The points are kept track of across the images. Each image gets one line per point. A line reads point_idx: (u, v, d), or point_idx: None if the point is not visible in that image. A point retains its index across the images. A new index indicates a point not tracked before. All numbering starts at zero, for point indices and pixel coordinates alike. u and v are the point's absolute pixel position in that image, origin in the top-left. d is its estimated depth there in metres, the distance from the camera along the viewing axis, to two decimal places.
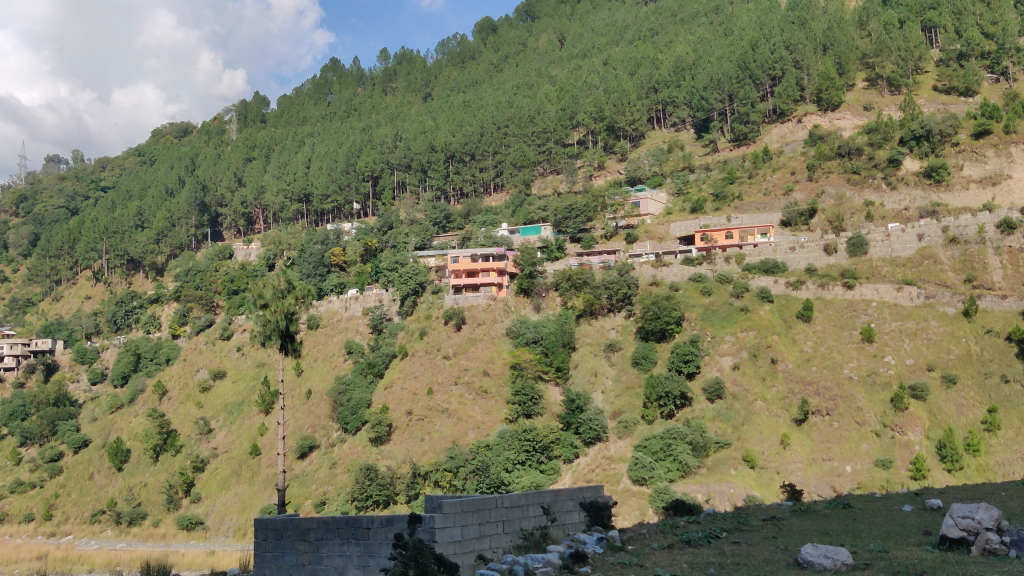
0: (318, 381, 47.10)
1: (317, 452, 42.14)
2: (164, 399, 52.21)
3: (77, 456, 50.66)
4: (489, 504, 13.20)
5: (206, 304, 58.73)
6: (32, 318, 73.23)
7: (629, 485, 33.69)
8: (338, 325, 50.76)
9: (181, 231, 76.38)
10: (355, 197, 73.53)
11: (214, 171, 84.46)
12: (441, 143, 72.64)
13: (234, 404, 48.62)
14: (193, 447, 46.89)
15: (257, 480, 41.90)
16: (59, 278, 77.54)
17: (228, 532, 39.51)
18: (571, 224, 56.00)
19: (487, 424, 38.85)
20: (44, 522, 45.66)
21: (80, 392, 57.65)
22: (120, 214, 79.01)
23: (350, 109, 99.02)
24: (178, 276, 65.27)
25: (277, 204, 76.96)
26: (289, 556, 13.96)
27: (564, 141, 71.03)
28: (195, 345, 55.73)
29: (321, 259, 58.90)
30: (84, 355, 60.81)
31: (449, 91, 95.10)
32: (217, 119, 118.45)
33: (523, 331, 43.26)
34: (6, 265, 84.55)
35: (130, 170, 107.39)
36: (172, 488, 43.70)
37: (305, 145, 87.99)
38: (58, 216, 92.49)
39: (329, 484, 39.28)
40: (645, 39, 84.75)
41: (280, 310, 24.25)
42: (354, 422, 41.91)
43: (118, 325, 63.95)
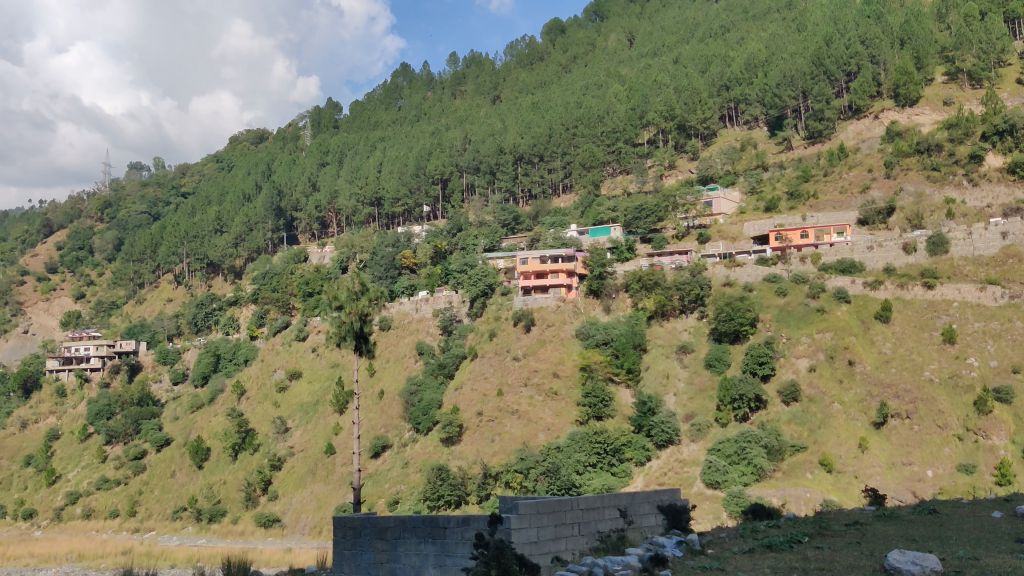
0: (390, 382, 47.63)
1: (390, 452, 42.66)
2: (242, 399, 53.42)
3: (159, 454, 52.17)
4: (565, 506, 13.17)
5: (282, 306, 59.95)
6: (116, 320, 75.74)
7: (703, 488, 33.29)
8: (409, 326, 51.26)
9: (258, 234, 77.83)
10: (424, 199, 74.22)
11: (289, 177, 86.22)
12: (510, 145, 72.84)
13: (309, 403, 49.38)
14: (269, 445, 47.81)
15: (332, 478, 42.50)
16: (142, 281, 80.10)
17: (304, 529, 40.18)
18: (642, 224, 55.47)
19: (557, 426, 38.74)
20: (129, 518, 47.20)
21: (163, 392, 59.39)
22: (200, 219, 81.14)
23: (420, 114, 99.95)
24: (256, 279, 66.67)
25: (349, 208, 77.89)
26: (368, 554, 14.16)
27: (633, 140, 70.49)
28: (271, 347, 56.88)
29: (392, 261, 59.55)
30: (167, 355, 62.61)
31: (518, 93, 95.22)
32: (292, 125, 120.75)
33: (592, 332, 43.04)
34: (92, 269, 87.50)
35: (209, 176, 110.20)
36: (250, 486, 44.67)
37: (376, 149, 89.10)
38: (141, 221, 95.45)
39: (402, 484, 39.69)
40: (717, 37, 83.66)
41: (354, 311, 24.63)
42: (425, 423, 42.33)
43: (198, 327, 65.67)
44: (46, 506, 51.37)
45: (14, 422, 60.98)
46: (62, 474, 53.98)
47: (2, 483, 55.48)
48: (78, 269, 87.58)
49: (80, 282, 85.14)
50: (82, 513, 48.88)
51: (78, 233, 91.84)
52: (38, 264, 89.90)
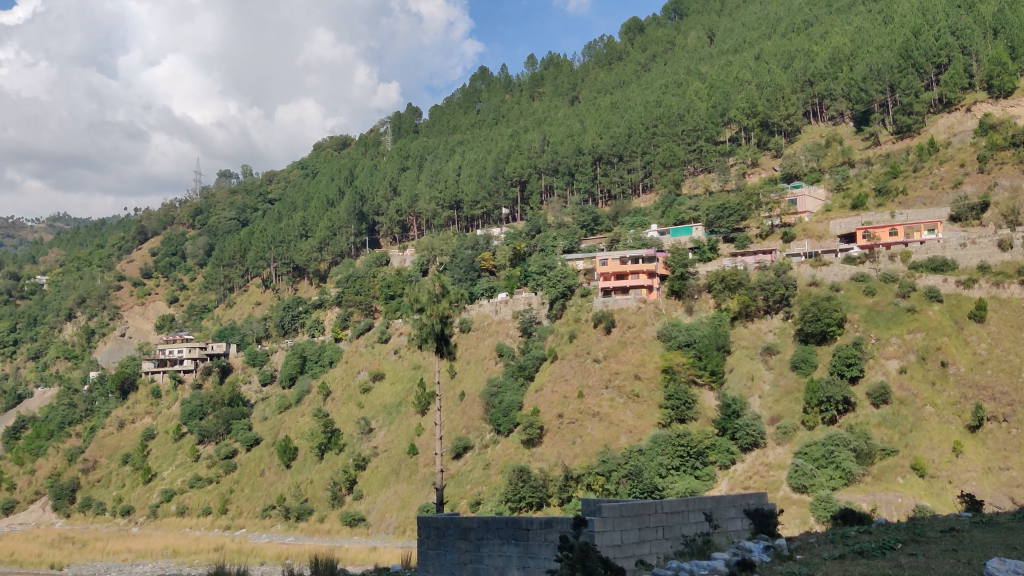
0: (471, 383, 47.97)
1: (472, 452, 42.99)
2: (328, 399, 54.43)
3: (249, 453, 53.55)
4: (648, 509, 13.03)
5: (365, 308, 61.02)
6: (208, 323, 78.17)
7: (789, 492, 32.61)
8: (489, 328, 51.54)
9: (341, 239, 79.26)
10: (503, 202, 74.61)
11: (371, 182, 87.59)
12: (589, 145, 72.63)
13: (393, 404, 50.04)
14: (354, 445, 48.57)
15: (415, 479, 42.95)
16: (232, 285, 82.38)
17: (389, 528, 40.72)
18: (724, 224, 54.71)
19: (639, 429, 38.46)
20: (221, 516, 48.58)
21: (252, 393, 60.99)
22: (286, 225, 83.07)
23: (499, 117, 100.36)
24: (340, 282, 67.86)
25: (429, 212, 78.55)
26: (452, 554, 14.26)
27: (715, 138, 69.46)
28: (355, 349, 57.83)
29: (472, 264, 59.93)
30: (255, 357, 64.26)
31: (596, 93, 94.82)
32: (373, 131, 122.67)
33: (674, 333, 42.58)
34: (185, 273, 90.37)
35: (294, 183, 112.66)
36: (336, 485, 45.50)
37: (455, 153, 89.83)
38: (230, 227, 98.16)
39: (483, 484, 39.97)
40: (800, 31, 81.95)
41: (435, 313, 24.89)
42: (506, 424, 42.50)
43: (285, 329, 67.25)
44: (143, 503, 53.36)
45: (112, 421, 63.40)
46: (157, 472, 55.92)
47: (102, 480, 57.75)
48: (172, 274, 90.58)
49: (173, 286, 88.07)
50: (177, 510, 50.69)
51: (171, 240, 94.89)
52: (134, 270, 93.35)
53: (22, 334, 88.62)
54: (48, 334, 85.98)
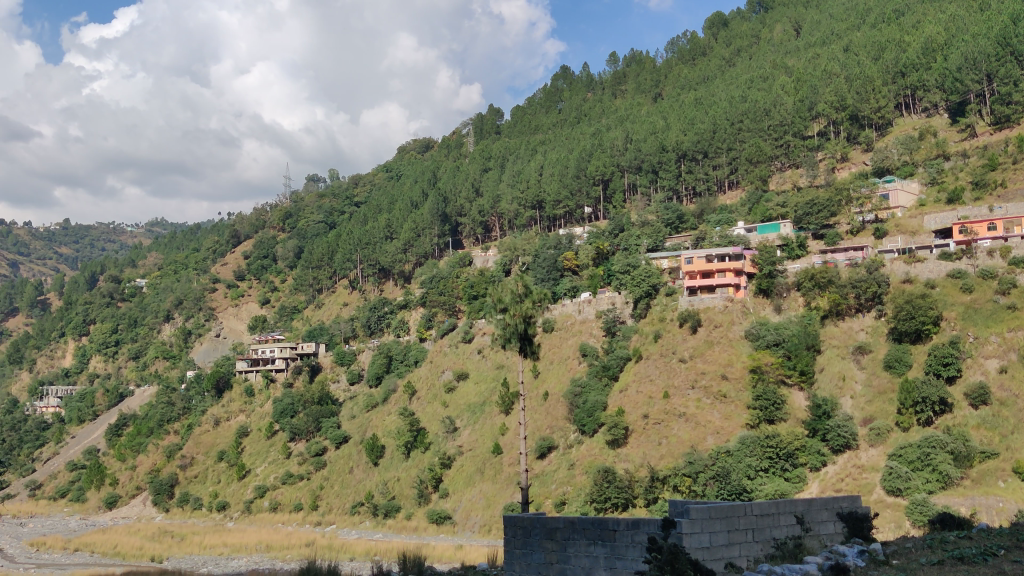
0: (554, 383, 47.99)
1: (556, 452, 43.04)
2: (413, 399, 55.10)
3: (338, 451, 54.62)
4: (737, 511, 12.84)
5: (449, 308, 61.63)
6: (298, 324, 80.01)
7: (884, 496, 31.79)
8: (573, 328, 51.45)
9: (425, 240, 80.08)
10: (586, 201, 74.41)
11: (454, 183, 88.34)
12: (672, 143, 72.02)
13: (477, 404, 50.33)
14: (440, 444, 49.03)
15: (500, 478, 43.14)
16: (320, 287, 84.15)
17: (475, 527, 41.00)
18: (814, 220, 53.50)
19: (727, 430, 37.93)
20: (312, 512, 49.80)
21: (340, 392, 62.15)
22: (371, 227, 84.41)
23: (581, 115, 100.06)
24: (424, 283, 68.66)
25: (511, 212, 78.95)
26: (538, 553, 14.31)
27: (802, 133, 67.92)
28: (440, 349, 58.41)
29: (554, 264, 59.99)
30: (343, 357, 65.49)
31: (679, 90, 93.70)
32: (456, 133, 123.73)
33: (763, 333, 41.71)
34: (276, 275, 92.65)
35: (379, 185, 114.43)
36: (422, 484, 46.10)
37: (537, 153, 89.86)
38: (318, 230, 100.15)
39: (568, 484, 40.02)
40: (890, 21, 79.53)
41: (518, 313, 24.95)
42: (590, 424, 42.38)
43: (372, 329, 68.35)
44: (237, 499, 55.03)
45: (207, 419, 65.43)
46: (251, 468, 57.55)
47: (199, 476, 59.72)
48: (263, 277, 92.97)
49: (265, 288, 90.34)
50: (270, 506, 52.15)
51: (263, 243, 97.38)
52: (228, 273, 96.19)
53: (123, 335, 92.22)
54: (148, 335, 89.34)
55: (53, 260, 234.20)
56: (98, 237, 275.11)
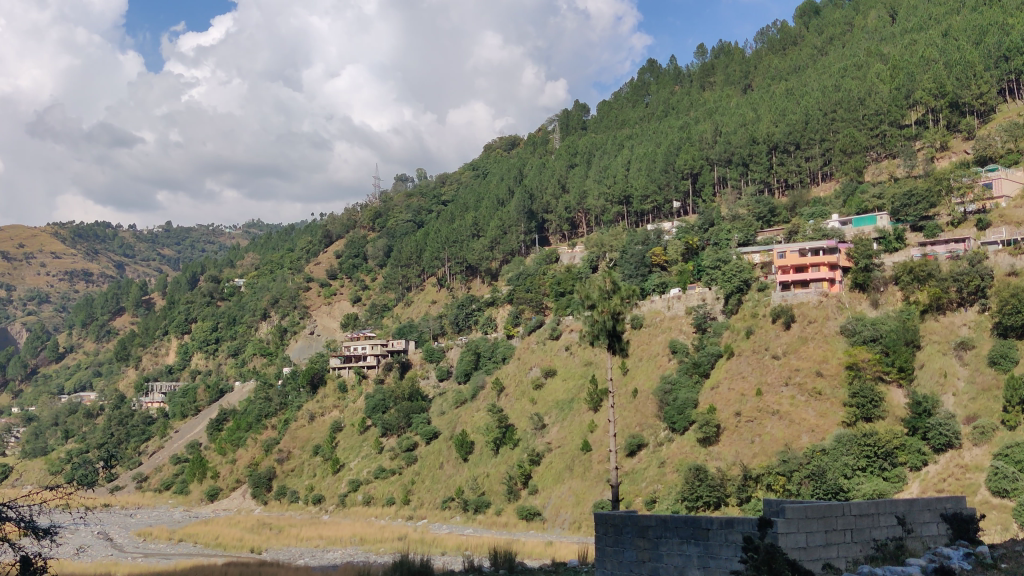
0: (643, 380, 47.65)
1: (646, 450, 42.75)
2: (502, 395, 55.39)
3: (428, 446, 55.34)
4: (836, 511, 12.53)
5: (537, 306, 61.68)
6: (388, 322, 81.43)
7: (989, 497, 30.46)
8: (661, 325, 50.96)
9: (512, 237, 80.42)
10: (674, 195, 73.67)
11: (541, 180, 88.52)
12: (763, 135, 70.63)
13: (565, 400, 50.19)
14: (529, 441, 49.14)
15: (589, 475, 43.00)
16: (409, 285, 85.38)
17: (564, 524, 41.07)
18: (912, 211, 51.88)
19: (822, 428, 37.04)
20: (404, 506, 50.69)
21: (430, 388, 62.96)
22: (459, 226, 85.18)
23: (668, 108, 98.95)
24: (512, 280, 68.95)
25: (598, 208, 78.72)
26: (630, 552, 14.25)
27: (899, 122, 65.79)
28: (528, 345, 58.56)
29: (643, 259, 59.61)
30: (432, 354, 66.10)
31: (770, 81, 91.79)
32: (542, 130, 123.92)
33: (859, 328, 40.37)
34: (367, 274, 94.25)
35: (466, 184, 115.47)
36: (511, 480, 46.41)
37: (624, 147, 89.19)
38: (407, 229, 101.48)
39: (659, 483, 39.77)
40: (993, 4, 76.47)
41: (607, 310, 24.86)
42: (681, 422, 41.99)
43: (460, 326, 68.79)
44: (332, 493, 56.41)
45: (303, 414, 67.09)
46: (345, 463, 58.86)
47: (295, 469, 61.33)
48: (354, 275, 94.68)
49: (356, 286, 92.01)
50: (363, 500, 53.37)
51: (354, 242, 99.17)
52: (321, 272, 98.43)
53: (223, 333, 95.24)
54: (245, 333, 92.08)
55: (157, 262, 243.69)
56: (198, 238, 285.08)
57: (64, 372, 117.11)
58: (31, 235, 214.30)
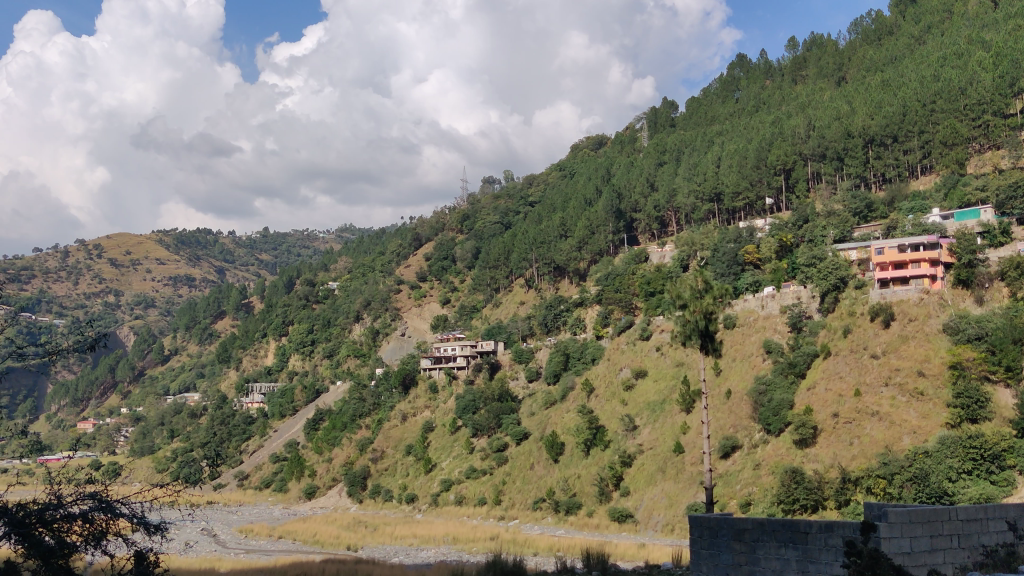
0: (737, 381, 46.84)
1: (740, 452, 42.12)
2: (592, 396, 55.20)
3: (519, 447, 55.56)
4: (941, 516, 12.10)
5: (626, 306, 61.22)
6: (477, 323, 82.20)
7: None
8: (755, 325, 50.01)
9: (600, 237, 79.63)
10: (767, 192, 72.29)
11: (629, 179, 87.86)
12: (858, 127, 68.54)
13: (656, 402, 49.63)
14: (620, 442, 48.81)
15: (682, 477, 42.47)
16: (498, 286, 86.00)
17: (657, 526, 40.73)
18: (1019, 204, 49.75)
19: (924, 429, 35.85)
20: (495, 506, 51.08)
21: (520, 389, 63.18)
22: (547, 226, 85.04)
23: (759, 103, 97.02)
24: (601, 281, 68.70)
25: (688, 206, 78.14)
26: (725, 555, 14.06)
27: (1004, 111, 62.54)
28: (618, 346, 58.16)
29: (735, 258, 58.56)
30: (521, 354, 66.25)
31: (865, 72, 89.19)
32: (629, 128, 123.12)
33: (963, 326, 38.68)
34: (455, 276, 95.19)
35: (553, 184, 115.42)
36: (603, 481, 46.29)
37: (714, 144, 87.67)
38: (495, 230, 101.93)
39: (755, 485, 39.18)
40: None
41: (698, 310, 24.57)
42: (776, 423, 41.18)
43: (548, 328, 68.72)
44: (425, 492, 57.27)
45: (396, 414, 68.17)
46: (437, 462, 59.63)
47: (389, 469, 62.44)
48: (444, 277, 95.68)
49: (445, 288, 93.04)
50: (455, 499, 54.02)
51: (443, 245, 100.31)
52: (411, 274, 99.85)
53: (318, 335, 97.51)
54: (339, 334, 94.04)
55: (255, 267, 251.17)
56: (294, 243, 292.48)
57: (170, 373, 121.84)
58: (138, 243, 223.39)
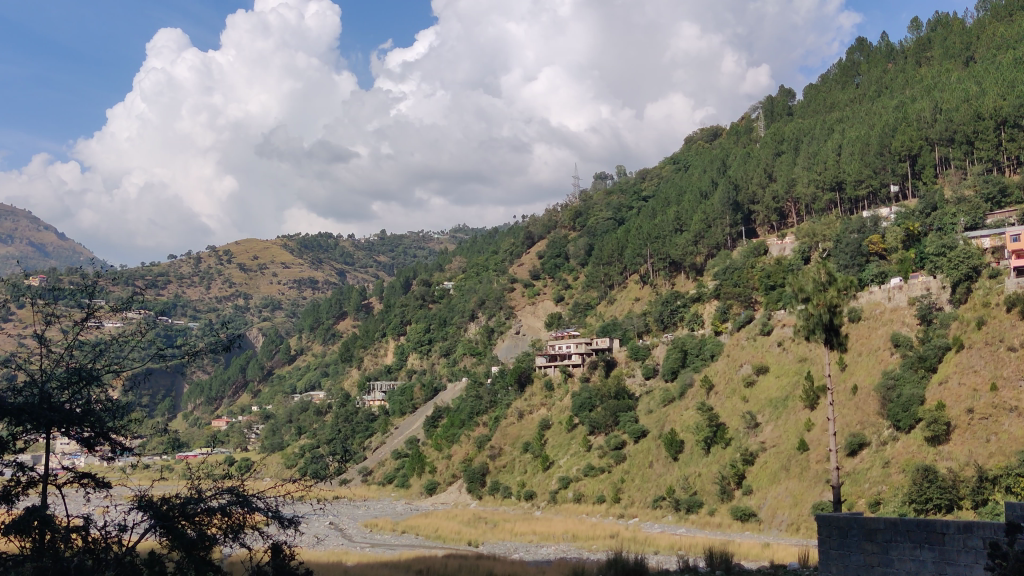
0: (864, 376, 45.22)
1: (868, 450, 40.73)
2: (711, 393, 54.25)
3: (637, 445, 55.14)
4: None
5: (745, 301, 60.04)
6: (592, 320, 82.10)
7: None
8: (882, 317, 48.22)
9: (717, 231, 78.29)
10: (892, 179, 69.86)
11: (746, 170, 86.07)
12: (990, 109, 64.94)
13: (779, 398, 48.38)
14: (741, 440, 47.84)
15: (807, 475, 41.27)
16: (612, 283, 85.67)
17: (782, 525, 39.78)
18: None
19: None
20: (615, 504, 50.92)
21: (637, 386, 62.67)
22: (661, 221, 83.88)
23: (881, 88, 93.45)
24: (719, 275, 67.48)
25: (808, 196, 76.05)
26: (856, 555, 13.64)
27: None
28: (737, 342, 57.01)
29: (859, 249, 56.53)
30: (638, 351, 65.58)
31: (996, 50, 84.75)
32: (745, 118, 120.56)
33: None
34: (569, 273, 95.10)
35: (667, 178, 113.95)
36: (724, 480, 45.50)
37: (834, 132, 84.75)
38: (608, 226, 101.03)
39: (884, 484, 37.83)
40: None
41: (823, 303, 23.87)
42: (906, 420, 39.63)
43: (665, 324, 67.70)
44: (544, 489, 57.58)
45: (512, 412, 68.75)
46: (555, 460, 59.90)
47: (507, 466, 63.04)
48: (557, 275, 95.77)
49: (559, 286, 93.15)
50: (574, 497, 54.08)
51: (556, 242, 100.32)
52: (525, 272, 100.46)
53: (435, 334, 99.31)
54: (456, 333, 95.47)
55: (374, 268, 257.42)
56: (409, 245, 298.27)
57: (297, 373, 126.13)
58: (264, 248, 232.22)
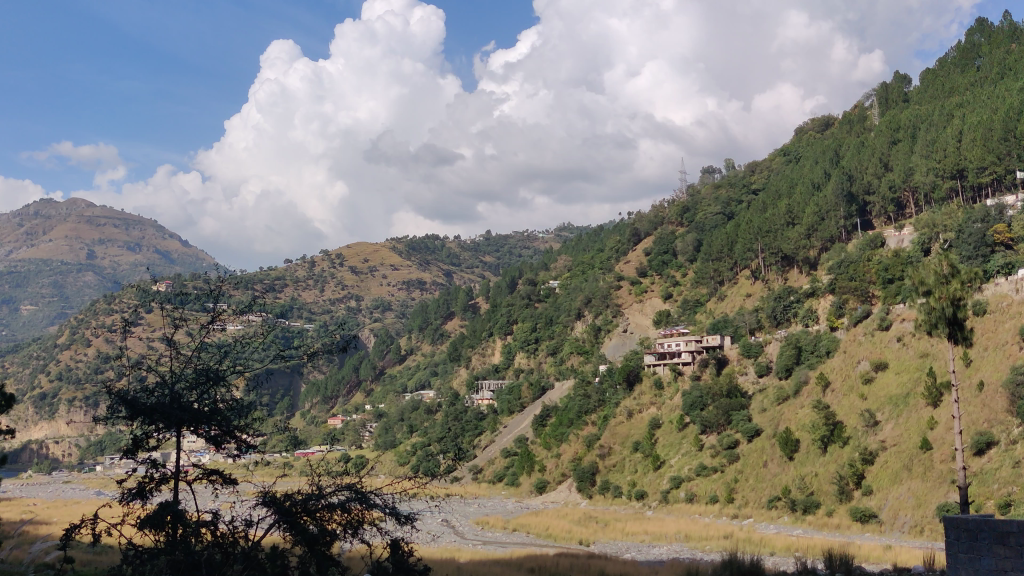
0: (991, 372, 43.18)
1: (997, 449, 38.89)
2: (828, 390, 52.67)
3: (751, 444, 54.11)
4: None
5: (862, 294, 57.99)
6: (702, 317, 80.99)
7: None
8: (1010, 310, 45.99)
9: (830, 223, 76.03)
10: (1018, 165, 66.23)
11: (860, 160, 83.24)
12: None
13: (900, 396, 46.65)
14: (860, 439, 46.34)
15: (931, 475, 39.67)
16: (722, 278, 84.40)
17: (904, 527, 38.39)
18: None
19: None
20: (728, 504, 50.13)
21: (750, 384, 61.49)
22: (771, 214, 81.71)
23: (1005, 69, 88.90)
24: (833, 269, 65.46)
25: (927, 184, 73.23)
26: (988, 559, 13.08)
27: None
28: (854, 338, 55.30)
29: (983, 238, 54.03)
30: (750, 349, 64.14)
31: None
32: (858, 106, 116.63)
33: None
34: (677, 270, 93.91)
35: (777, 170, 111.24)
36: (842, 480, 44.25)
37: (954, 117, 81.15)
38: (716, 221, 99.07)
39: (1015, 485, 36.10)
40: None
41: (945, 296, 22.94)
42: None
43: (778, 320, 66.03)
44: (655, 489, 57.08)
45: (621, 411, 68.45)
46: (666, 459, 59.37)
47: (617, 465, 62.77)
48: (664, 272, 94.63)
49: (667, 283, 92.09)
50: (686, 498, 53.51)
51: (663, 239, 99.15)
52: (632, 270, 99.91)
53: (542, 332, 99.67)
54: (563, 332, 95.59)
55: (480, 269, 259.81)
56: (515, 245, 299.81)
57: (407, 372, 128.33)
58: (374, 250, 237.33)
